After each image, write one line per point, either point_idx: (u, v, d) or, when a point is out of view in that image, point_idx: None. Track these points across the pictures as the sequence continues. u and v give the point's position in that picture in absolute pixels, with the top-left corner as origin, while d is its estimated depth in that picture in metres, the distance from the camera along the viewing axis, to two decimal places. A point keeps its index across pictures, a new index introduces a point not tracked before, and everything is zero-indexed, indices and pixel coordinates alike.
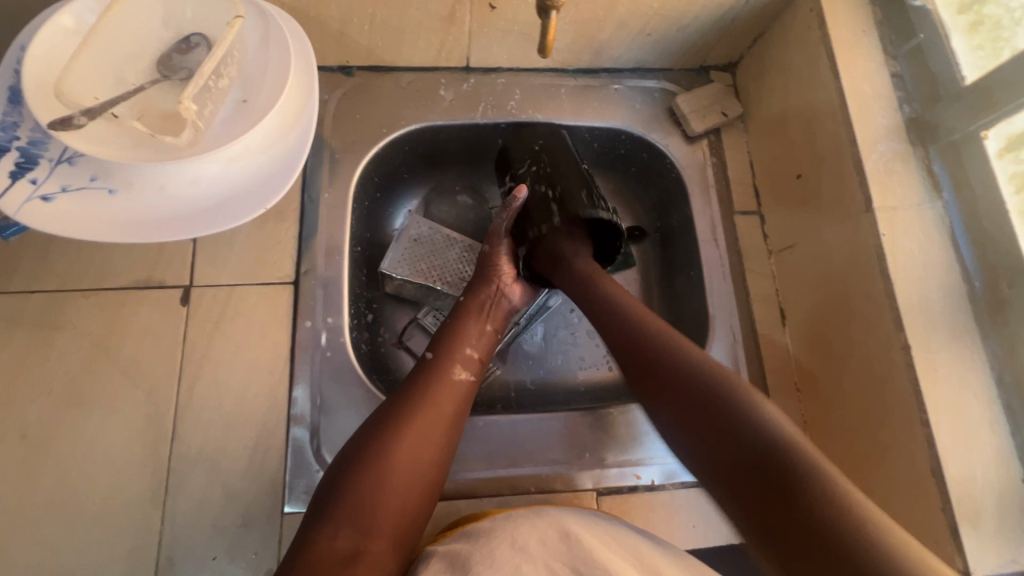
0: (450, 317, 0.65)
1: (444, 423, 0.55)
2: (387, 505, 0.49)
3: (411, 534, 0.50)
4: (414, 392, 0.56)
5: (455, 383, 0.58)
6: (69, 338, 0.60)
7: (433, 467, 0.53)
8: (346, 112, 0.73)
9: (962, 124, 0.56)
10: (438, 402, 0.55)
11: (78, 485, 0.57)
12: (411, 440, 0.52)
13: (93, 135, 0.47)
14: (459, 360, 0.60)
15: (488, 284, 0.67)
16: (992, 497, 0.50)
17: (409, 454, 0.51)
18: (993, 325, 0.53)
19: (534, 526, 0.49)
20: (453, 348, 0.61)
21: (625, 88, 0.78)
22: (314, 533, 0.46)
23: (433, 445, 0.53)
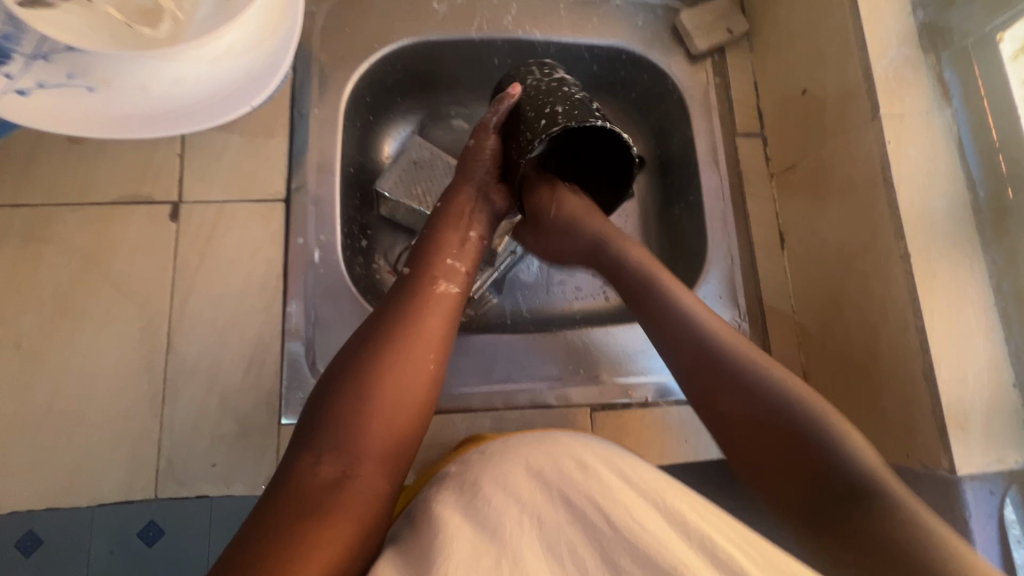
0: (430, 230, 0.58)
1: (428, 337, 0.49)
2: (373, 425, 0.44)
3: (404, 453, 0.45)
4: (391, 311, 0.50)
5: (441, 297, 0.52)
6: (58, 251, 0.60)
7: (423, 384, 0.47)
8: (335, 26, 0.70)
9: (976, 27, 0.54)
10: (420, 319, 0.50)
11: (75, 395, 0.57)
12: (391, 358, 0.47)
13: (66, 21, 0.44)
14: (443, 274, 0.54)
15: (466, 191, 0.60)
16: (983, 402, 0.50)
17: (392, 373, 0.46)
18: (995, 234, 0.52)
19: (543, 452, 0.42)
20: (434, 262, 0.55)
21: (627, 4, 0.75)
22: (294, 463, 0.43)
23: (419, 361, 0.48)
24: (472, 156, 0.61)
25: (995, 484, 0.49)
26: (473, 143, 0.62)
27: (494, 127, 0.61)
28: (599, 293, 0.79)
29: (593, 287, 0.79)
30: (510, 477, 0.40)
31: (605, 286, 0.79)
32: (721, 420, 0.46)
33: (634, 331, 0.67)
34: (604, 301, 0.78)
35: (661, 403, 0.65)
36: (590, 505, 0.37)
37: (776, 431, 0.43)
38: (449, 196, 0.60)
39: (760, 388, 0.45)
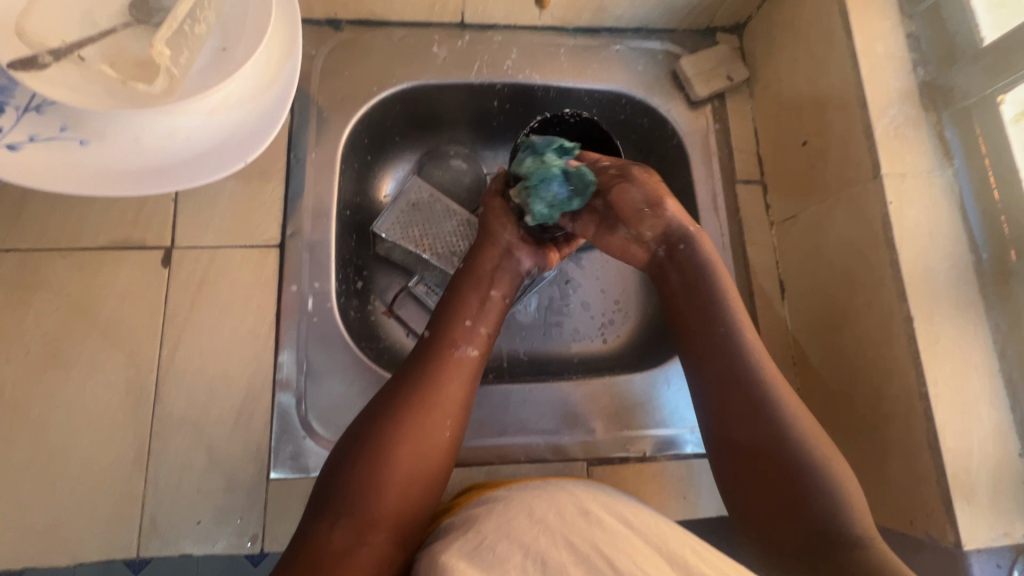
0: (451, 288, 0.58)
1: (448, 402, 0.50)
2: (391, 495, 0.44)
3: (418, 518, 0.45)
4: (413, 373, 0.51)
5: (461, 360, 0.53)
6: (46, 298, 0.58)
7: (441, 449, 0.48)
8: (334, 69, 0.70)
9: (977, 88, 0.54)
10: (442, 382, 0.50)
11: (57, 447, 0.55)
12: (413, 421, 0.47)
13: (63, 77, 0.44)
14: (464, 336, 0.54)
15: (494, 250, 0.60)
16: (988, 472, 0.49)
17: (413, 439, 0.46)
18: (998, 297, 0.52)
19: (552, 501, 0.45)
20: (455, 321, 0.55)
21: (627, 49, 0.75)
22: (311, 524, 0.43)
23: (437, 426, 0.48)
24: (494, 217, 0.62)
25: (1001, 557, 0.48)
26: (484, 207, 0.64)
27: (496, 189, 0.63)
28: (597, 335, 0.78)
29: (591, 330, 0.78)
30: (518, 524, 0.43)
31: (603, 328, 0.78)
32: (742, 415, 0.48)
33: (631, 382, 0.66)
34: (601, 344, 0.77)
35: (659, 457, 0.64)
36: (593, 551, 0.41)
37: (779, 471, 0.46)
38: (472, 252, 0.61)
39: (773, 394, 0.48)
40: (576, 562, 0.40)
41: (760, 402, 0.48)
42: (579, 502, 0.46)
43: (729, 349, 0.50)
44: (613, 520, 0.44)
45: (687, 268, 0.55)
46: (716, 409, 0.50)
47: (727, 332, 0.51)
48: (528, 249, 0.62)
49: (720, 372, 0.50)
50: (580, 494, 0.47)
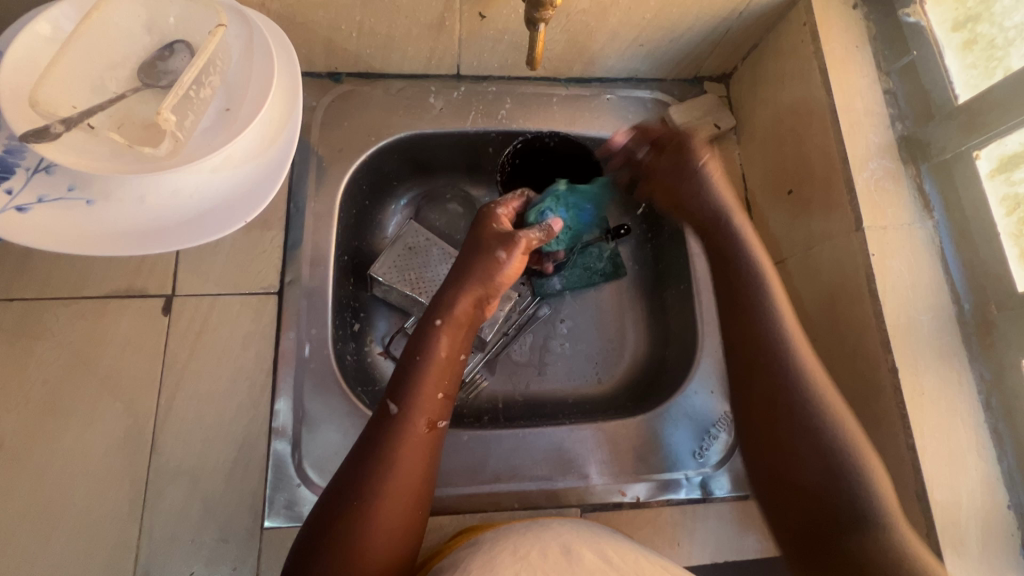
0: (416, 340, 0.53)
1: (415, 486, 0.48)
2: None
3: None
4: (376, 462, 0.47)
5: (431, 437, 0.50)
6: (48, 347, 0.59)
7: (410, 529, 0.47)
8: (334, 120, 0.72)
9: (952, 144, 0.55)
10: (409, 468, 0.47)
11: (53, 497, 0.56)
12: (381, 518, 0.45)
13: (74, 143, 0.47)
14: (434, 409, 0.51)
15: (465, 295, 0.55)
16: (976, 523, 0.50)
17: (381, 534, 0.45)
18: (981, 348, 0.53)
19: (536, 540, 0.47)
20: (426, 394, 0.50)
21: (618, 98, 0.78)
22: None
23: (407, 511, 0.47)
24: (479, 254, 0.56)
25: None
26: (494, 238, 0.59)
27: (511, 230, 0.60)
28: (591, 374, 0.78)
29: (585, 369, 0.78)
30: (501, 563, 0.44)
31: (598, 367, 0.78)
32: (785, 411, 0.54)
33: (625, 426, 0.67)
34: (596, 383, 0.78)
35: (653, 502, 0.64)
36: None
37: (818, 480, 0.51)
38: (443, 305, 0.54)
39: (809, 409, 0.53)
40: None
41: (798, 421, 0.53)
42: (563, 542, 0.48)
43: (770, 344, 0.56)
44: (593, 559, 0.46)
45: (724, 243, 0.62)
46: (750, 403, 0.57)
47: (759, 312, 0.58)
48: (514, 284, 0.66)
49: (746, 352, 0.58)
50: (562, 532, 0.49)
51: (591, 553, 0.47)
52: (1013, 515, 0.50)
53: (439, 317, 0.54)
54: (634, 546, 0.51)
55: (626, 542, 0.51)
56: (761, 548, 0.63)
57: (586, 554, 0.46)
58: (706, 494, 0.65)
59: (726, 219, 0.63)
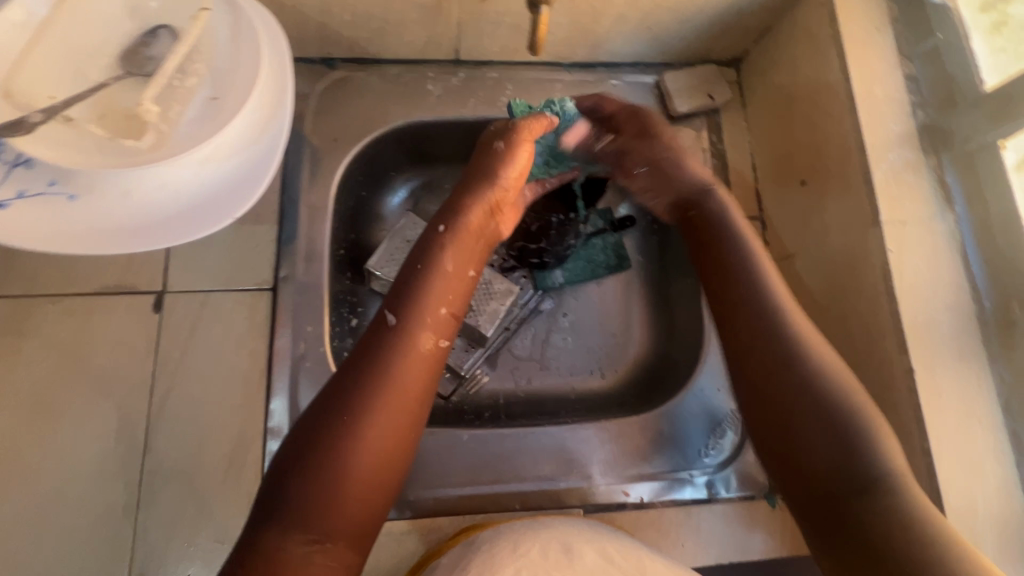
0: (422, 254, 0.52)
1: (409, 394, 0.45)
2: (349, 501, 0.41)
3: (377, 515, 0.43)
4: (375, 366, 0.45)
5: (428, 344, 0.47)
6: (37, 345, 0.58)
7: (401, 445, 0.44)
8: (328, 108, 0.69)
9: (979, 134, 0.53)
10: (402, 372, 0.45)
11: (46, 499, 0.55)
12: (371, 420, 0.43)
13: (51, 137, 0.44)
14: (434, 319, 0.49)
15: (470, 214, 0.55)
16: (993, 530, 0.48)
17: (371, 437, 0.42)
18: (1002, 349, 0.51)
19: (536, 537, 0.47)
20: (423, 303, 0.49)
21: (624, 83, 0.75)
22: (257, 529, 0.39)
23: (397, 419, 0.44)
24: (492, 166, 0.57)
25: None
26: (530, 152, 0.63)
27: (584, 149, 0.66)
28: (595, 370, 0.76)
29: (589, 364, 0.76)
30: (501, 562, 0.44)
31: (601, 362, 0.77)
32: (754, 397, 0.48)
33: (625, 425, 0.65)
34: (599, 379, 0.76)
35: (657, 503, 0.62)
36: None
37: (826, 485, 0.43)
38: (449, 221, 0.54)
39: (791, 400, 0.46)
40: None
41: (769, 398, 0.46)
42: (563, 538, 0.47)
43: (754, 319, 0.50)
44: (590, 558, 0.46)
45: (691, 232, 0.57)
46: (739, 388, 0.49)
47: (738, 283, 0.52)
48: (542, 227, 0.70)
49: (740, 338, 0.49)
50: (554, 528, 0.49)
51: (590, 551, 0.46)
52: None
53: (444, 225, 0.54)
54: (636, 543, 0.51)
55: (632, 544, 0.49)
56: (766, 549, 0.62)
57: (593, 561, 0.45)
58: (711, 495, 0.63)
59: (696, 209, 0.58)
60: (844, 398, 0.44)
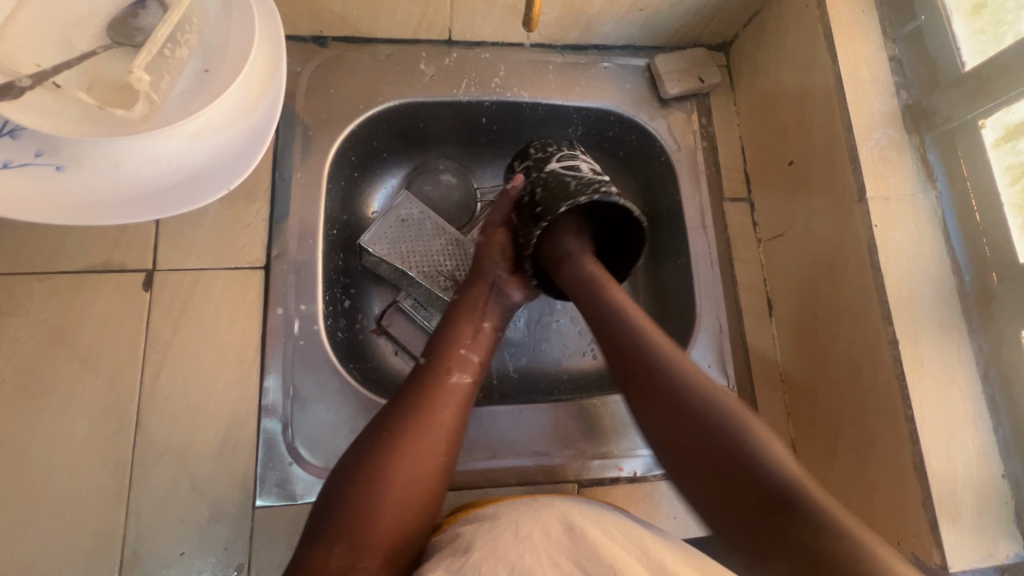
0: (446, 316, 0.60)
1: (441, 432, 0.50)
2: (385, 517, 0.44)
3: (411, 550, 0.44)
4: (408, 402, 0.51)
5: (455, 385, 0.53)
6: (23, 324, 0.57)
7: (431, 475, 0.47)
8: (320, 87, 0.69)
9: (959, 113, 0.54)
10: (434, 408, 0.51)
11: (34, 479, 0.54)
12: (407, 446, 0.47)
13: (39, 104, 0.43)
14: (457, 363, 0.55)
15: (483, 278, 0.62)
16: (972, 492, 0.50)
17: (408, 461, 0.47)
18: (981, 320, 0.53)
19: (536, 517, 0.47)
20: (449, 350, 0.56)
21: (615, 66, 0.75)
22: (305, 552, 0.41)
23: (432, 449, 0.48)
24: (488, 252, 0.63)
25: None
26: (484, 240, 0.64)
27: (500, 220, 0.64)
28: (587, 350, 0.77)
29: (580, 345, 0.77)
30: (503, 542, 0.44)
31: (593, 343, 0.77)
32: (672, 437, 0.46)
33: (617, 402, 0.66)
34: (591, 360, 0.77)
35: (650, 477, 0.64)
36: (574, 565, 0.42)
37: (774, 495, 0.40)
38: (463, 287, 0.62)
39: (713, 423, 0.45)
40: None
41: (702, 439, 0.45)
42: (564, 516, 0.47)
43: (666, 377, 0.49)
44: (595, 533, 0.45)
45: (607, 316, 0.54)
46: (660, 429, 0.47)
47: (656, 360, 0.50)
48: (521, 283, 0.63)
49: (663, 393, 0.48)
50: (569, 511, 0.48)
51: (591, 528, 0.46)
52: (1007, 484, 0.50)
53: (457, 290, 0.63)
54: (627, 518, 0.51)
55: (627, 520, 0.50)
56: None
57: (602, 546, 0.44)
58: None
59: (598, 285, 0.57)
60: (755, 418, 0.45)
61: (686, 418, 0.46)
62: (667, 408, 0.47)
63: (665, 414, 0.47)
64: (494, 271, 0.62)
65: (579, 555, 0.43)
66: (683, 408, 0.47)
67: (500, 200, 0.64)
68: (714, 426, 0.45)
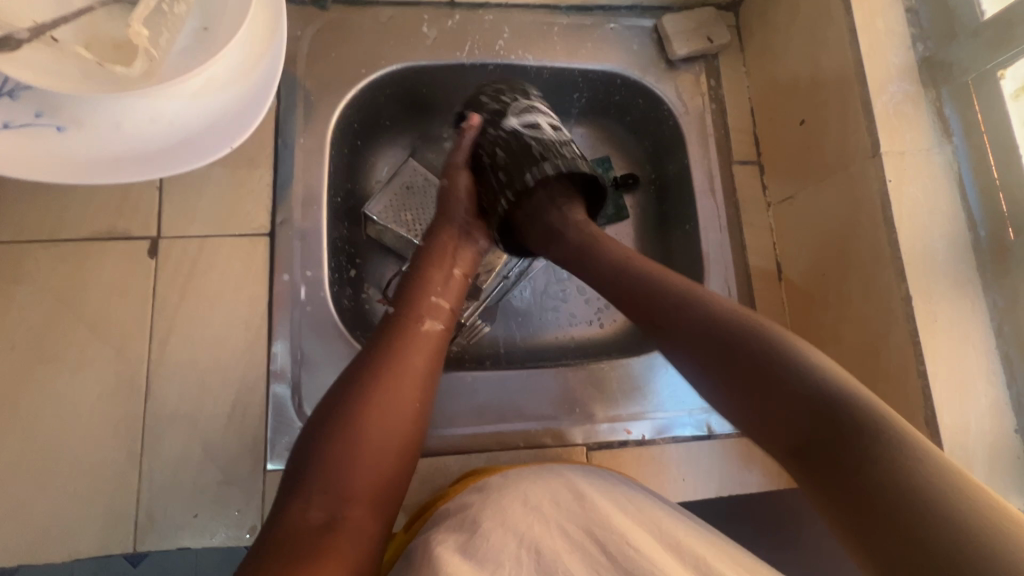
0: (415, 263, 0.58)
1: (410, 379, 0.48)
2: (359, 469, 0.43)
3: (391, 497, 0.45)
4: (378, 352, 0.49)
5: (425, 333, 0.52)
6: (30, 292, 0.57)
7: (405, 423, 0.47)
8: (321, 51, 0.68)
9: (977, 64, 0.53)
10: (404, 358, 0.49)
11: (47, 443, 0.54)
12: (378, 400, 0.46)
13: (34, 59, 0.42)
14: (428, 311, 0.54)
15: (451, 227, 0.60)
16: (985, 447, 0.50)
17: (378, 411, 0.46)
18: (996, 275, 0.52)
19: (546, 487, 0.46)
20: (419, 298, 0.54)
21: (622, 27, 0.73)
22: (284, 509, 0.42)
23: (405, 400, 0.47)
24: (451, 196, 0.61)
25: None
26: (445, 182, 0.63)
27: (462, 163, 0.64)
28: (594, 319, 0.77)
29: (588, 313, 0.77)
30: (511, 510, 0.43)
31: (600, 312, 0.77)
32: (732, 386, 0.43)
33: (625, 367, 0.66)
34: (598, 328, 0.76)
35: (658, 439, 0.64)
36: (587, 536, 0.42)
37: (827, 429, 0.38)
38: (431, 234, 0.60)
39: (776, 358, 0.42)
40: (571, 549, 0.41)
41: (767, 368, 0.42)
42: (575, 485, 0.46)
43: (726, 321, 0.45)
44: (607, 505, 0.45)
45: (604, 270, 0.53)
46: (706, 371, 0.45)
47: (682, 310, 0.47)
48: (485, 231, 0.62)
49: (701, 332, 0.46)
50: (575, 477, 0.47)
51: (604, 500, 0.45)
52: (1019, 439, 0.50)
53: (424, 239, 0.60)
54: (638, 487, 0.49)
55: (637, 490, 0.48)
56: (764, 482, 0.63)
57: (618, 520, 0.43)
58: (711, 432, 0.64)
59: (597, 241, 0.55)
60: (813, 360, 0.41)
61: (733, 350, 0.44)
62: (739, 367, 0.43)
63: (722, 366, 0.44)
64: (459, 218, 0.61)
65: (591, 526, 0.43)
66: (712, 336, 0.45)
67: (462, 141, 0.64)
68: (795, 374, 0.41)
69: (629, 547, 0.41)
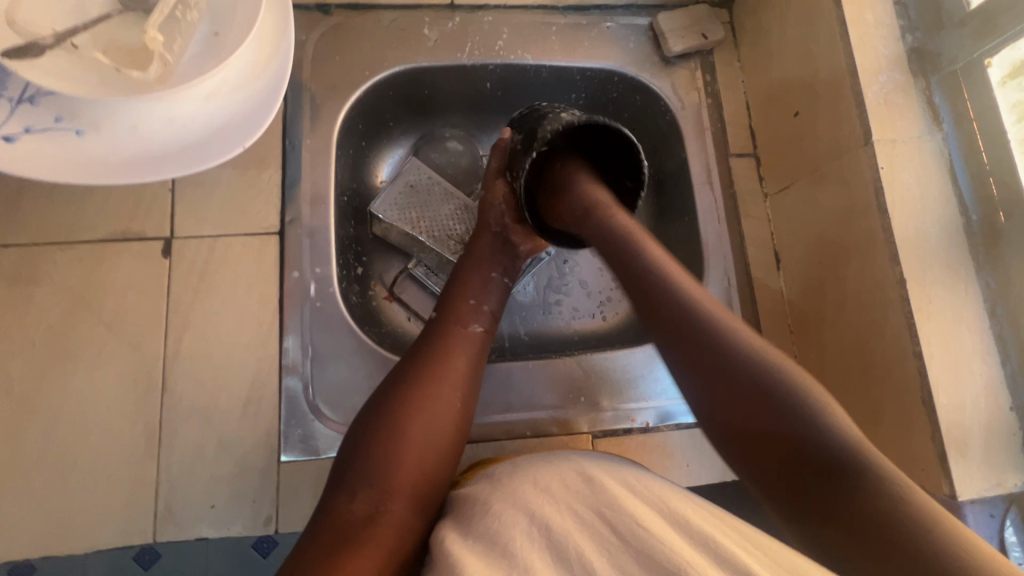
0: (456, 271, 0.61)
1: (460, 379, 0.52)
2: (407, 466, 0.46)
3: (433, 491, 0.47)
4: (429, 354, 0.53)
5: (467, 337, 0.55)
6: (49, 292, 0.59)
7: (450, 427, 0.49)
8: (324, 55, 0.69)
9: (965, 53, 0.54)
10: (448, 360, 0.52)
11: (67, 438, 0.56)
12: (423, 404, 0.49)
13: (53, 66, 0.44)
14: (469, 315, 0.57)
15: (487, 235, 0.63)
16: (981, 424, 0.51)
17: (428, 411, 0.48)
18: (987, 256, 0.53)
19: (556, 470, 0.46)
20: (457, 302, 0.57)
21: (618, 26, 0.75)
22: (332, 498, 0.45)
23: (447, 400, 0.50)
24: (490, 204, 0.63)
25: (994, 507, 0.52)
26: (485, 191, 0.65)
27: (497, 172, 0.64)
28: (596, 312, 0.78)
29: (590, 307, 0.78)
30: (523, 494, 0.44)
31: (602, 305, 0.78)
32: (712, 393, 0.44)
33: (626, 356, 0.67)
34: (599, 320, 0.78)
35: (662, 427, 0.65)
36: (597, 516, 0.41)
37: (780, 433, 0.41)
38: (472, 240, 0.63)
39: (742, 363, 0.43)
40: (584, 532, 0.40)
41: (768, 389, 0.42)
42: (583, 468, 0.46)
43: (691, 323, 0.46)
44: (615, 488, 0.43)
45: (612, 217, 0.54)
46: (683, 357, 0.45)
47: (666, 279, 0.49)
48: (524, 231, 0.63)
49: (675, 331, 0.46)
50: (581, 459, 0.47)
51: (614, 484, 0.44)
52: (1014, 416, 0.51)
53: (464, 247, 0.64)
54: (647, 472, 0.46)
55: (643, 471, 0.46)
56: None
57: (629, 503, 0.41)
58: None
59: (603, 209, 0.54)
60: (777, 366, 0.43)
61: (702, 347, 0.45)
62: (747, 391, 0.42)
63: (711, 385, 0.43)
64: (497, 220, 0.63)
65: (600, 505, 0.41)
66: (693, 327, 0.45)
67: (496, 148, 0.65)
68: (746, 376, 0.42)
69: (638, 528, 0.39)
